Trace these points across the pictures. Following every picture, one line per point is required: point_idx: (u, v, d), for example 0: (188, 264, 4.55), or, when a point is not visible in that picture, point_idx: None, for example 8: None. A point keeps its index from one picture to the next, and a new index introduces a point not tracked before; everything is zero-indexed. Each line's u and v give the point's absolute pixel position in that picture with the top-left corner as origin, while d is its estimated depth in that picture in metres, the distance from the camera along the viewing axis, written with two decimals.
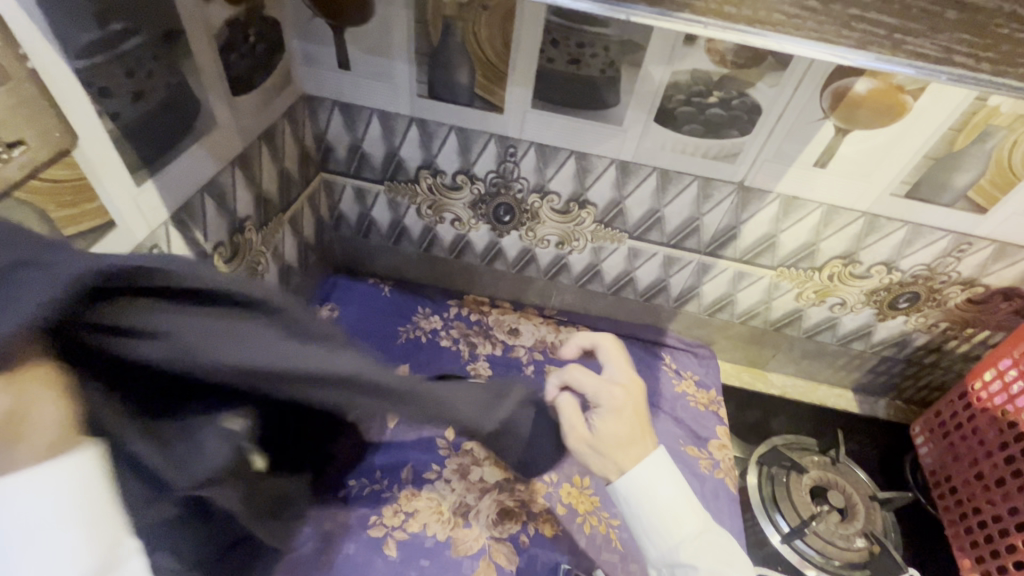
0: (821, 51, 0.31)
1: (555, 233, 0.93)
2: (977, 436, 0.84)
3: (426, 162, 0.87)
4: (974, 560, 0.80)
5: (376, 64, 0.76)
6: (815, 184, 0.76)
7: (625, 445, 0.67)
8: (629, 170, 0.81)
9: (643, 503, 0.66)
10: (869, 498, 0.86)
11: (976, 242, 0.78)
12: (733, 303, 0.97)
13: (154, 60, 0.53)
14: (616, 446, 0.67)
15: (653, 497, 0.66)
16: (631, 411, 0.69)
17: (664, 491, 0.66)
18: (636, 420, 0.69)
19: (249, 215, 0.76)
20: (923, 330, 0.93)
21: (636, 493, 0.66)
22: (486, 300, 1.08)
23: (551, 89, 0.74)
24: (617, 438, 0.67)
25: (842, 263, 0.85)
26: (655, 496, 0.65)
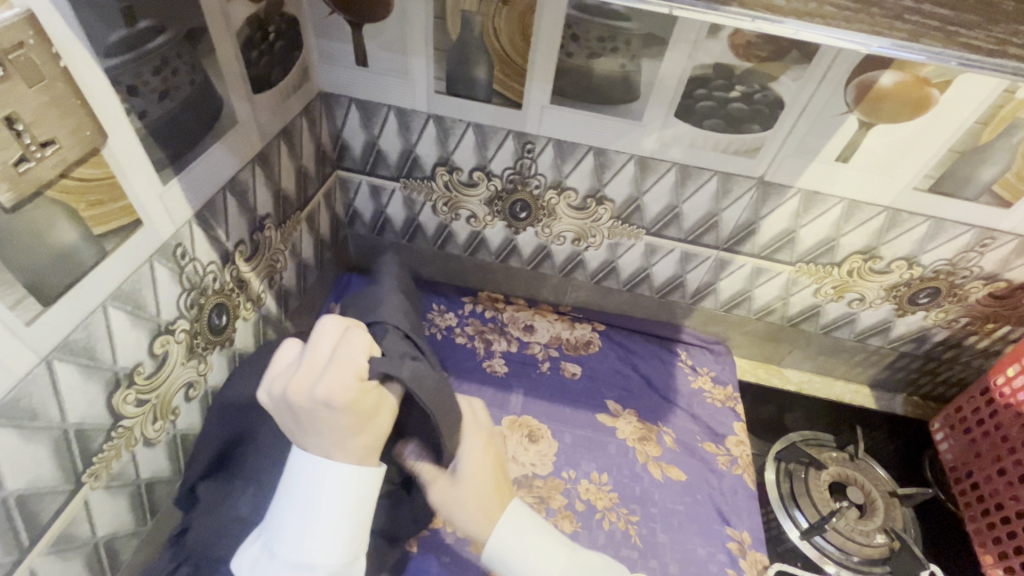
0: (860, 44, 0.31)
1: (572, 230, 0.93)
2: (999, 432, 0.83)
3: (442, 159, 0.87)
4: (996, 556, 0.80)
5: (394, 61, 0.76)
6: (837, 179, 0.76)
7: (479, 500, 0.65)
8: (648, 165, 0.80)
9: (516, 560, 0.62)
10: (888, 494, 0.85)
11: (999, 237, 0.77)
12: (749, 299, 0.97)
13: (179, 58, 0.53)
14: (467, 496, 0.65)
15: (524, 549, 0.63)
16: (496, 460, 0.69)
17: (540, 539, 0.64)
18: (494, 474, 0.67)
19: (269, 213, 0.76)
20: (943, 325, 0.92)
21: (506, 548, 0.63)
22: (501, 297, 1.08)
23: (570, 85, 0.73)
24: (475, 495, 0.65)
25: (862, 258, 0.84)
26: (529, 547, 0.62)
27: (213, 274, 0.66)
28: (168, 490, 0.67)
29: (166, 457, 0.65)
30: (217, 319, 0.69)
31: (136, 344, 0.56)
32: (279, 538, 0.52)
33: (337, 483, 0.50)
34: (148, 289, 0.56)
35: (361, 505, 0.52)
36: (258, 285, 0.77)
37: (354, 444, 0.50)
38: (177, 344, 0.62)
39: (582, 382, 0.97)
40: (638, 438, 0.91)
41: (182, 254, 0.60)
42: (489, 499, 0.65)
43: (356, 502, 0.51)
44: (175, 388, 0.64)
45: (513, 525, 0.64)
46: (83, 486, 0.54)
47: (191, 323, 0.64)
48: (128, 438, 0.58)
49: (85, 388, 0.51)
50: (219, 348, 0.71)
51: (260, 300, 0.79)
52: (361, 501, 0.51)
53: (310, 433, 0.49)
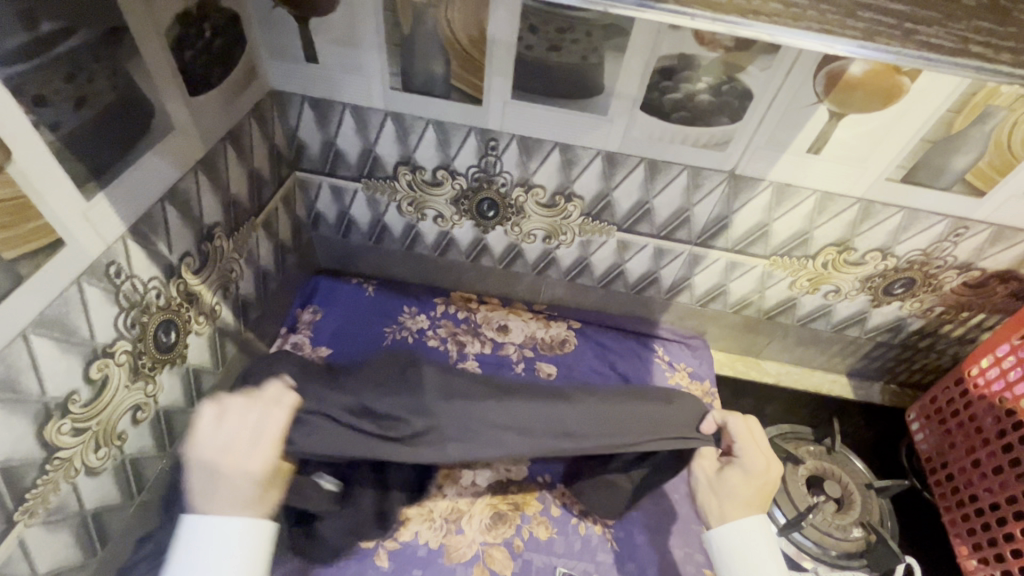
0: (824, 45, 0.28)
1: (542, 228, 0.90)
2: (974, 423, 0.82)
3: (404, 157, 0.83)
4: (971, 547, 0.79)
5: (345, 56, 0.72)
6: (809, 171, 0.73)
7: (728, 494, 0.70)
8: (616, 161, 0.77)
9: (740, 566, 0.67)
10: (865, 487, 0.85)
11: (972, 226, 0.76)
12: (725, 293, 0.95)
13: (95, 62, 0.48)
14: (730, 502, 0.69)
15: (747, 557, 0.67)
16: (764, 491, 0.70)
17: (769, 564, 0.66)
18: (762, 492, 0.70)
19: (219, 221, 0.72)
20: (918, 315, 0.91)
21: (735, 547, 0.68)
22: (474, 297, 1.05)
23: (532, 79, 0.70)
24: (732, 501, 0.69)
25: (836, 250, 0.83)
26: (755, 561, 0.66)
27: (156, 290, 0.63)
28: (117, 517, 0.64)
29: (114, 484, 0.62)
30: (165, 336, 0.66)
31: (67, 370, 0.53)
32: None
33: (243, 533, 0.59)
34: (78, 312, 0.52)
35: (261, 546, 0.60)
36: (211, 297, 0.74)
37: (254, 510, 0.59)
38: (118, 366, 0.58)
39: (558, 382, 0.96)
40: None
41: (116, 272, 0.56)
42: (748, 507, 0.69)
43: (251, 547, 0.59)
44: (119, 413, 0.60)
45: (759, 539, 0.67)
46: (16, 524, 0.51)
47: (134, 344, 0.61)
48: (66, 469, 0.54)
49: (8, 423, 0.48)
50: (170, 366, 0.68)
51: (215, 312, 0.76)
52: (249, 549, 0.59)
53: (214, 495, 0.59)
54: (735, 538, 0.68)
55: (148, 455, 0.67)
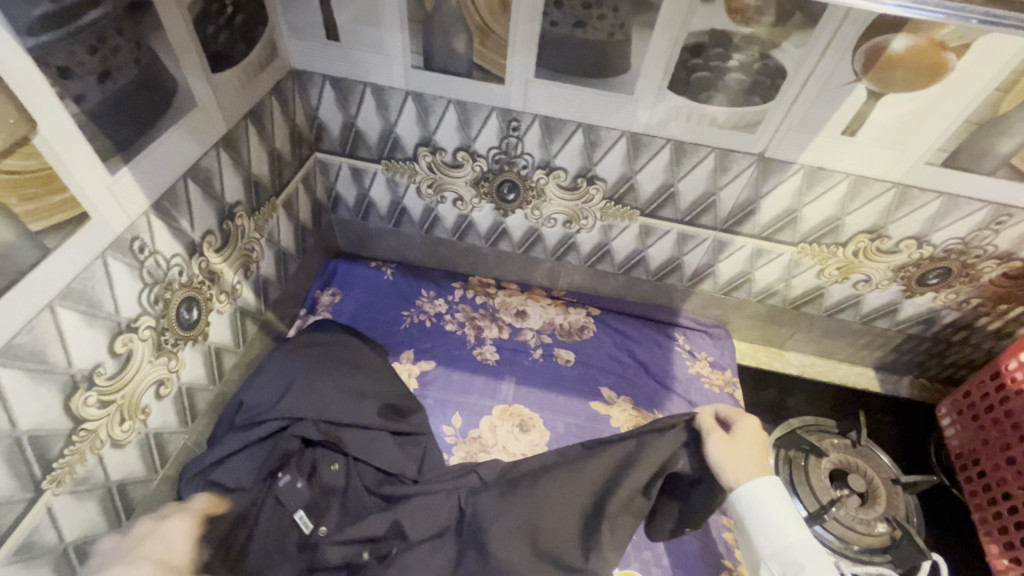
0: None
1: (563, 212, 0.88)
2: (1009, 419, 0.78)
3: (424, 139, 0.82)
4: (1002, 546, 0.76)
5: (367, 34, 0.71)
6: (843, 154, 0.70)
7: (744, 452, 0.61)
8: (641, 143, 0.75)
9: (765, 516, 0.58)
10: (892, 481, 0.83)
11: (1016, 214, 0.72)
12: (750, 282, 0.93)
13: (119, 35, 0.48)
14: (738, 456, 0.60)
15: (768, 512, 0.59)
16: (762, 445, 0.63)
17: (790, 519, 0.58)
18: (757, 450, 0.62)
19: (240, 200, 0.72)
20: (953, 306, 0.88)
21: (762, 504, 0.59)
22: (492, 282, 1.04)
23: (556, 58, 0.68)
24: (746, 455, 0.60)
25: (869, 238, 0.80)
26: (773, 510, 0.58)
27: (179, 267, 0.63)
28: (142, 491, 0.65)
29: (138, 456, 0.64)
30: (187, 314, 0.66)
31: (93, 343, 0.53)
32: None
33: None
34: (102, 286, 0.53)
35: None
36: (232, 277, 0.74)
37: None
38: (142, 341, 0.59)
39: (577, 368, 0.95)
40: (633, 427, 0.89)
41: (140, 248, 0.56)
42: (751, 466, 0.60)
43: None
44: (143, 388, 0.61)
45: (774, 488, 0.59)
46: (44, 492, 0.52)
47: (158, 320, 0.61)
48: (92, 441, 0.55)
49: (36, 393, 0.49)
50: (191, 343, 0.69)
51: (236, 291, 0.76)
52: None
53: None
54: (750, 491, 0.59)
55: (171, 431, 0.69)
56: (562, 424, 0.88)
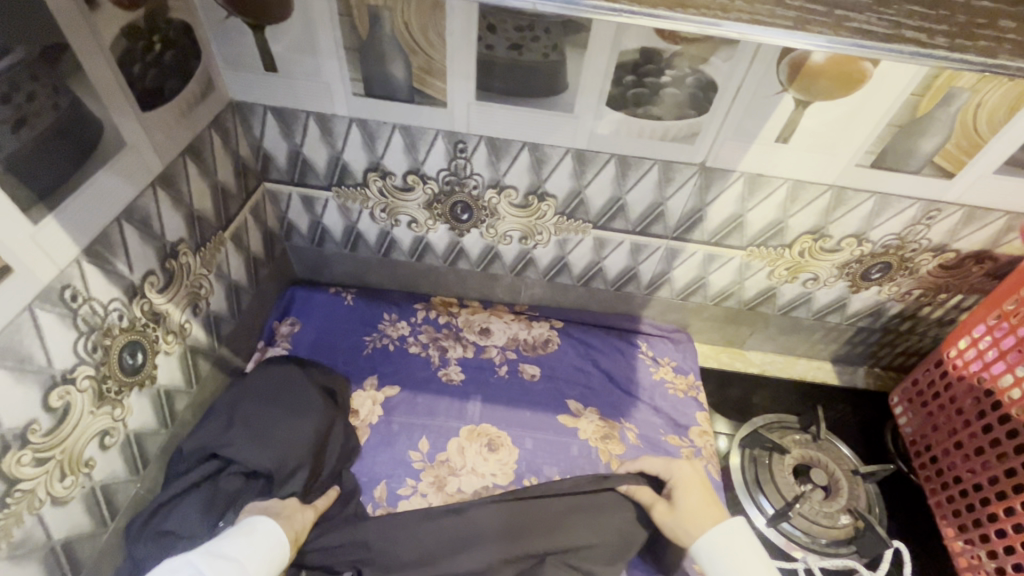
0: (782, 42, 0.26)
1: (517, 229, 0.89)
2: (954, 405, 0.80)
3: (373, 164, 0.82)
4: (957, 528, 0.78)
5: (305, 63, 0.71)
6: (779, 160, 0.73)
7: (706, 503, 0.72)
8: (586, 158, 0.76)
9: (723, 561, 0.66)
10: (852, 473, 0.85)
11: (944, 208, 0.76)
12: (705, 286, 0.95)
13: (34, 81, 0.47)
14: (687, 516, 0.71)
15: (733, 552, 0.67)
16: (699, 484, 0.75)
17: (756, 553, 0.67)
18: (702, 489, 0.74)
19: (183, 237, 0.71)
20: (897, 298, 0.91)
21: (722, 554, 0.67)
22: (454, 301, 1.04)
23: (494, 80, 0.69)
24: (696, 513, 0.71)
25: (812, 239, 0.83)
26: (741, 555, 0.66)
27: (119, 312, 0.61)
28: (90, 547, 0.63)
29: (84, 511, 0.61)
30: (131, 359, 0.64)
31: (23, 400, 0.51)
32: (240, 551, 0.59)
33: (277, 539, 0.63)
34: (32, 340, 0.51)
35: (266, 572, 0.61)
36: (179, 316, 0.72)
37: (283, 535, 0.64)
38: (81, 393, 0.57)
39: (542, 383, 0.95)
40: (600, 437, 0.90)
41: (72, 296, 0.55)
42: (706, 517, 0.70)
43: (279, 559, 0.63)
44: (85, 439, 0.59)
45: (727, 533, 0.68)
46: None
47: (98, 368, 0.59)
48: (30, 501, 0.53)
49: None
50: (138, 389, 0.66)
51: (185, 330, 0.74)
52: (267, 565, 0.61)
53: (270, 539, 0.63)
54: (710, 543, 0.68)
55: (120, 481, 0.66)
56: (530, 440, 0.88)
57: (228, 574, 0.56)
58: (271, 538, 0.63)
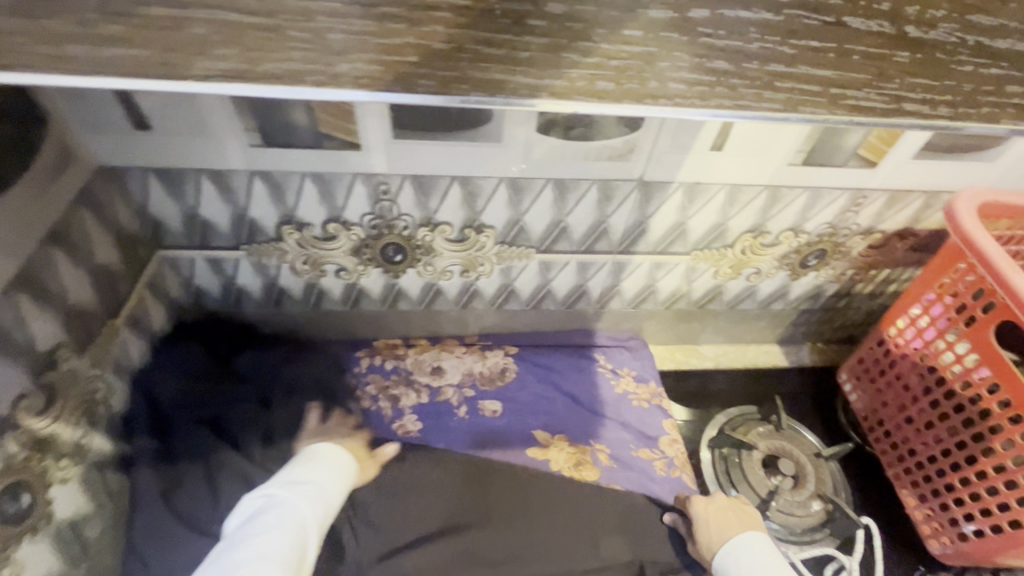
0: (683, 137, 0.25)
1: (457, 263, 0.83)
2: (900, 382, 0.83)
3: (285, 217, 0.73)
4: (917, 498, 0.82)
5: (184, 117, 0.60)
6: (713, 167, 0.71)
7: (722, 521, 0.77)
8: (521, 186, 0.72)
9: (745, 571, 0.71)
10: (815, 456, 0.88)
11: (870, 195, 0.77)
12: (654, 293, 0.93)
13: None
14: (718, 527, 0.76)
15: (753, 566, 0.72)
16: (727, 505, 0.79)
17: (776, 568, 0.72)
18: (731, 509, 0.78)
19: (60, 342, 0.60)
20: (834, 280, 0.94)
21: (744, 566, 0.72)
22: (399, 342, 0.97)
23: (409, 115, 0.62)
24: (725, 526, 0.76)
25: (752, 237, 0.83)
26: (750, 565, 0.72)
27: None
28: None
29: None
30: (14, 505, 0.54)
31: None
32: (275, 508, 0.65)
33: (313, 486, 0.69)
34: None
35: (346, 482, 0.73)
36: (73, 433, 0.63)
37: (316, 484, 0.69)
38: None
39: (506, 418, 0.91)
40: (573, 465, 0.87)
41: None
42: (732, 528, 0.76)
43: (317, 497, 0.68)
44: None
45: (751, 546, 0.74)
46: None
47: None
48: None
49: None
50: (31, 535, 0.57)
51: (84, 446, 0.64)
52: (321, 495, 0.69)
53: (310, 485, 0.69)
54: (729, 558, 0.73)
55: None
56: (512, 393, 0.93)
57: (304, 493, 0.67)
58: (314, 481, 0.70)
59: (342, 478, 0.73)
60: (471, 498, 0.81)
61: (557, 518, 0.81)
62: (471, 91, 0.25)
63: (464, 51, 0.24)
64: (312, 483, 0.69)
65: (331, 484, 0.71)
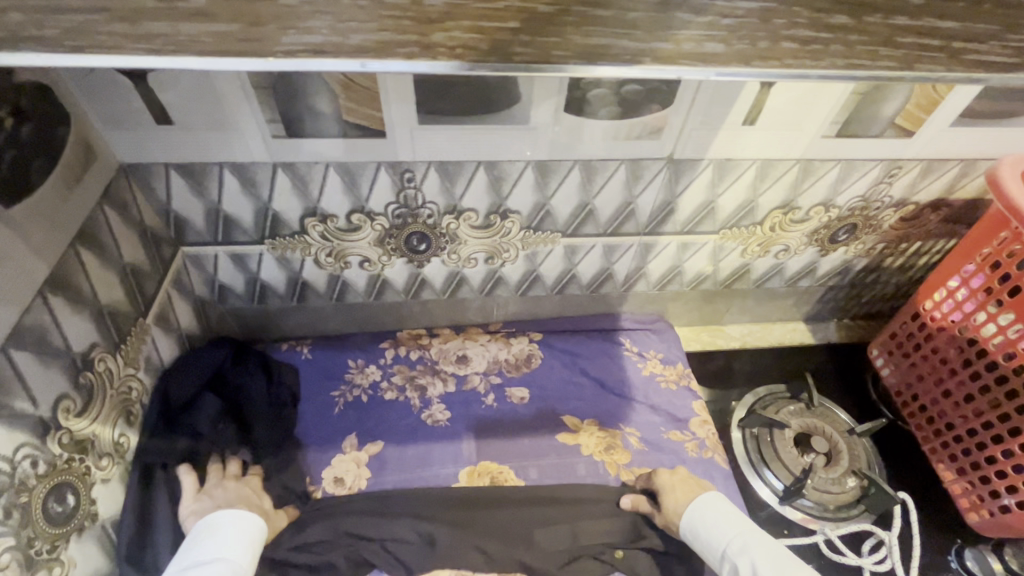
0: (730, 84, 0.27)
1: (482, 250, 0.82)
2: (936, 355, 0.82)
3: (309, 209, 0.72)
4: (956, 472, 0.81)
5: (207, 109, 0.59)
6: (745, 142, 0.69)
7: (683, 487, 0.78)
8: (548, 168, 0.70)
9: (708, 527, 0.72)
10: (848, 433, 0.87)
11: (905, 165, 0.75)
12: (681, 274, 0.92)
13: None
14: (677, 490, 0.77)
15: (711, 523, 0.72)
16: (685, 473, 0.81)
17: (735, 522, 0.72)
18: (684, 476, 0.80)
19: (95, 342, 0.60)
20: (863, 254, 0.92)
21: (705, 521, 0.73)
22: (423, 332, 0.96)
23: (435, 99, 0.60)
24: (682, 489, 0.78)
25: (782, 213, 0.81)
26: (711, 519, 0.72)
27: (31, 459, 0.52)
28: None
29: None
30: (60, 505, 0.55)
31: None
32: None
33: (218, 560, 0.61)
34: None
35: (254, 549, 0.64)
36: (111, 432, 0.63)
37: (225, 555, 0.61)
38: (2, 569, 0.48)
39: (534, 404, 0.90)
40: (604, 450, 0.86)
41: None
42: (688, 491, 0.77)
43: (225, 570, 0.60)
44: None
45: (707, 503, 0.75)
46: None
47: (18, 532, 0.50)
48: None
49: None
50: (77, 535, 0.58)
51: (121, 446, 0.65)
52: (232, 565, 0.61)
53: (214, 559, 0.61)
54: (691, 517, 0.74)
55: None
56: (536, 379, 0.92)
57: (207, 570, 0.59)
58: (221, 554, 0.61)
59: (249, 546, 0.64)
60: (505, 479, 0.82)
61: (591, 496, 0.80)
62: (571, 59, 0.26)
63: (570, 13, 0.25)
64: (220, 556, 0.61)
65: (237, 554, 0.62)
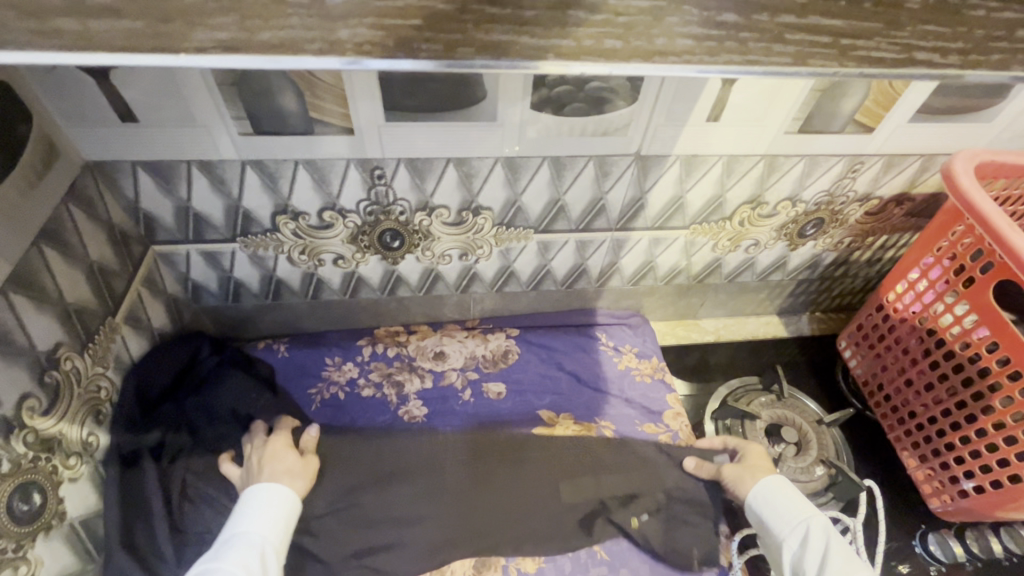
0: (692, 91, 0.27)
1: (456, 247, 0.82)
2: (899, 346, 0.84)
3: (279, 207, 0.72)
4: (918, 459, 0.83)
5: (171, 107, 0.59)
6: (710, 139, 0.71)
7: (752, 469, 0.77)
8: (517, 165, 0.71)
9: (769, 508, 0.72)
10: (816, 424, 0.89)
11: (867, 160, 0.77)
12: (654, 269, 0.93)
13: None
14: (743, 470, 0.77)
15: (775, 504, 0.72)
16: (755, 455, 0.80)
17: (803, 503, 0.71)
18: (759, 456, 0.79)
19: (61, 341, 0.60)
20: (831, 249, 0.94)
21: (765, 500, 0.73)
22: (401, 329, 0.96)
23: (402, 97, 0.61)
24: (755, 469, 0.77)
25: (750, 208, 0.83)
26: (775, 500, 0.72)
27: None
28: None
29: None
30: (26, 505, 0.55)
31: None
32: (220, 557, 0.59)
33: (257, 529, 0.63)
34: None
35: (286, 523, 0.66)
36: (79, 431, 0.63)
37: (263, 523, 0.64)
38: None
39: (510, 399, 0.91)
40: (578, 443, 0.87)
41: None
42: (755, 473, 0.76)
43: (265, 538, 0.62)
44: None
45: (775, 486, 0.73)
46: None
47: None
48: None
49: None
50: (44, 535, 0.58)
51: (89, 445, 0.65)
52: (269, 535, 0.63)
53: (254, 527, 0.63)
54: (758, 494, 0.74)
55: None
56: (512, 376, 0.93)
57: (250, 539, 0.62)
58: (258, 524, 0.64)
59: (283, 521, 0.66)
60: (479, 471, 0.82)
61: (562, 485, 0.81)
62: (477, 56, 0.25)
63: (467, 12, 0.23)
64: (259, 527, 0.64)
65: (270, 530, 0.64)
